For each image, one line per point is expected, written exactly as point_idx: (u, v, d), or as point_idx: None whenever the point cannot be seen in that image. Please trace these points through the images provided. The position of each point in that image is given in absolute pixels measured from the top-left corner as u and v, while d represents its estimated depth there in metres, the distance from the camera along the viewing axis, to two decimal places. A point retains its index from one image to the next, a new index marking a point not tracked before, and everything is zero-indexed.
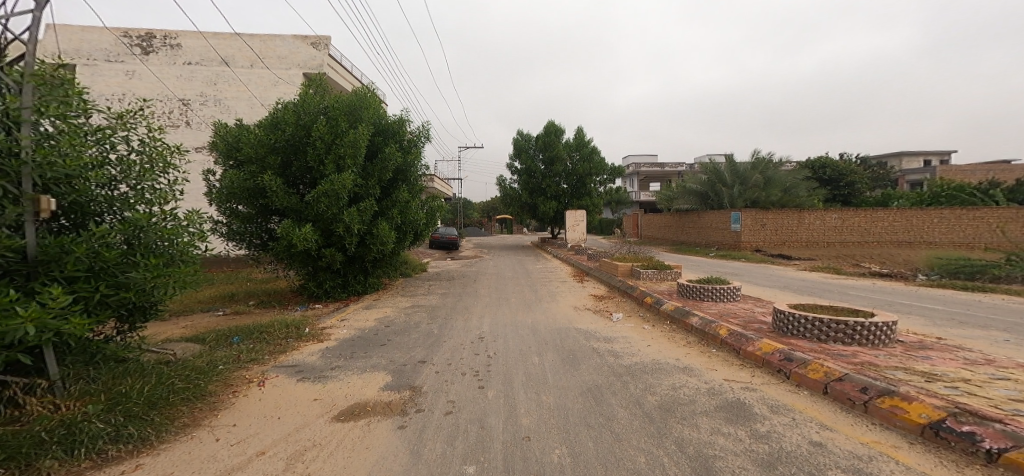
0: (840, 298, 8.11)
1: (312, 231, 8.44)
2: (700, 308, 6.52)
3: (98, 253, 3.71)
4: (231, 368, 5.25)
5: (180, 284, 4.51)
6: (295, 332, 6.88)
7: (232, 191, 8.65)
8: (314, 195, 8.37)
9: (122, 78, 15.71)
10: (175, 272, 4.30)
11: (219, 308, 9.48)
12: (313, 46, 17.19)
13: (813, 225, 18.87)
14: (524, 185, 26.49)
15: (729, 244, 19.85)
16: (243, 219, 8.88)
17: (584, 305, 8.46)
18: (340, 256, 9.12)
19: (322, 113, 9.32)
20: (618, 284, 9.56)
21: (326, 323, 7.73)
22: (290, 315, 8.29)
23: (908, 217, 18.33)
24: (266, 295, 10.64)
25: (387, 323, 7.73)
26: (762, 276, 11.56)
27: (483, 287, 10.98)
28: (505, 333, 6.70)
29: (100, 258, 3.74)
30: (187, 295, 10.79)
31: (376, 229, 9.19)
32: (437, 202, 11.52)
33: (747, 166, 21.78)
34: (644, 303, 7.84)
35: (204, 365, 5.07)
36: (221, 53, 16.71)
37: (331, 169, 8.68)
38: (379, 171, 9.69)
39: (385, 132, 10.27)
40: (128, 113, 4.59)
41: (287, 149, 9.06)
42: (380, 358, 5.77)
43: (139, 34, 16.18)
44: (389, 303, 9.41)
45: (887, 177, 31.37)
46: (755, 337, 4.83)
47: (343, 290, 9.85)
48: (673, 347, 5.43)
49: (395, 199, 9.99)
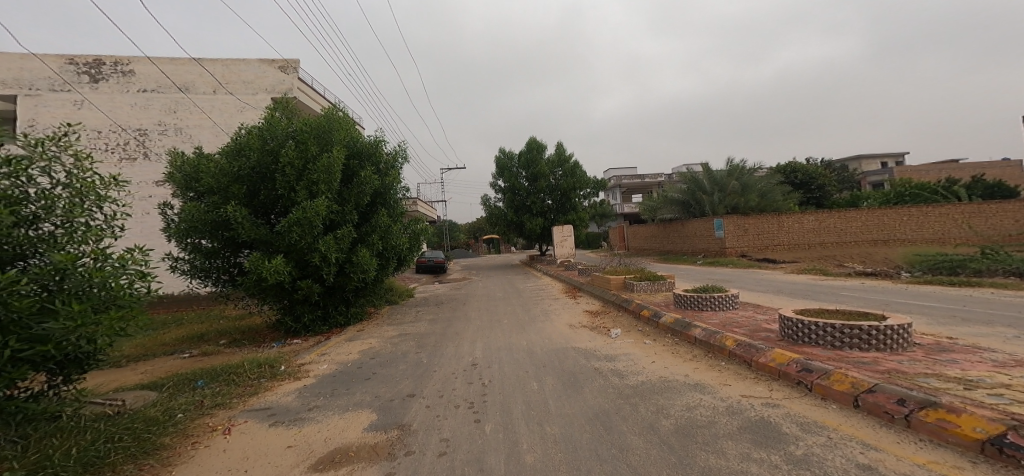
0: (835, 300, 8.03)
1: (284, 262, 7.90)
2: (701, 319, 6.25)
3: (6, 302, 3.14)
4: (192, 416, 4.69)
5: (115, 331, 3.91)
6: (268, 370, 6.31)
7: (192, 223, 8.05)
8: (285, 224, 7.85)
9: (69, 109, 14.95)
10: (107, 319, 3.72)
11: (186, 350, 8.72)
12: (280, 69, 16.76)
13: (793, 228, 19.19)
14: (509, 203, 26.23)
15: (715, 251, 19.99)
16: (205, 255, 8.23)
17: (579, 322, 8.12)
18: (319, 287, 8.58)
19: (290, 138, 8.91)
20: (612, 299, 9.29)
21: (305, 359, 7.15)
22: (267, 353, 7.67)
23: (880, 216, 18.79)
24: (239, 332, 9.92)
25: (372, 354, 7.21)
26: (752, 281, 11.49)
27: (473, 310, 10.54)
28: (500, 358, 6.29)
29: (9, 307, 3.16)
30: (150, 339, 9.99)
31: (356, 257, 8.68)
32: (419, 225, 11.12)
33: (723, 173, 22.06)
34: (640, 316, 7.56)
35: (159, 415, 4.49)
36: (181, 79, 16.11)
37: (304, 196, 8.23)
38: (355, 196, 9.26)
39: (361, 155, 9.89)
40: (52, 140, 4.10)
41: (252, 176, 8.58)
42: (364, 395, 5.28)
43: (86, 61, 15.34)
44: (375, 333, 8.85)
45: (853, 178, 32.39)
46: (766, 347, 4.59)
47: (324, 323, 9.30)
48: (680, 363, 5.13)
49: (375, 224, 9.54)
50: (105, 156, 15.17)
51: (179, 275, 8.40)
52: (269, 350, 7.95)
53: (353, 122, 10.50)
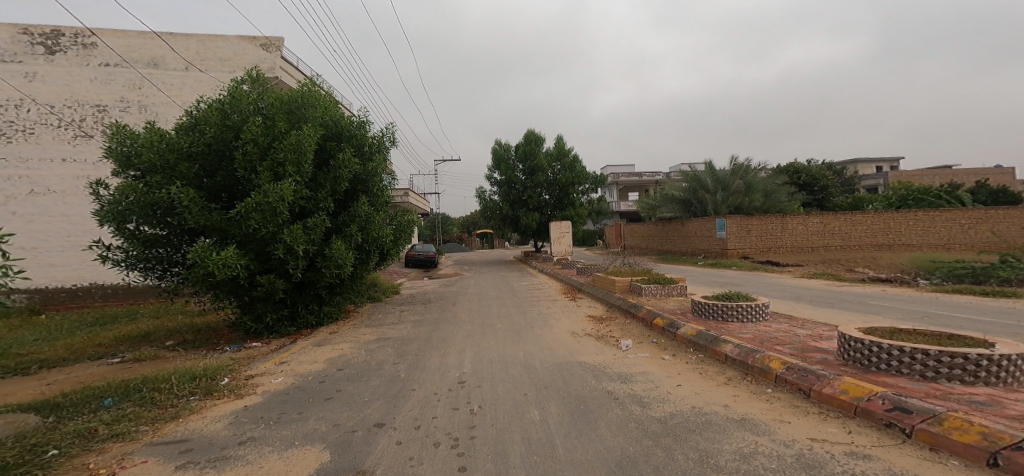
0: (869, 309, 7.14)
1: (238, 254, 6.69)
2: (729, 332, 5.28)
3: None
4: (68, 456, 3.55)
5: None
6: (204, 385, 5.16)
7: (128, 205, 6.80)
8: (241, 209, 6.63)
9: (20, 81, 13.39)
10: None
11: (121, 353, 7.52)
12: (262, 47, 15.51)
13: (797, 230, 18.50)
14: (505, 196, 25.17)
15: (716, 252, 19.21)
16: (143, 243, 6.97)
17: (582, 330, 7.10)
18: (285, 285, 7.41)
19: (257, 113, 7.70)
20: (618, 303, 8.29)
21: (258, 368, 6.01)
22: (217, 359, 6.52)
23: (886, 220, 18.19)
24: (191, 332, 8.70)
25: (340, 365, 6.09)
26: (765, 286, 10.62)
27: (461, 311, 9.47)
28: (493, 375, 5.23)
29: None
30: (88, 339, 8.76)
31: (330, 250, 7.54)
32: (407, 216, 10.03)
33: (727, 172, 21.35)
34: (653, 326, 6.57)
35: (16, 457, 3.45)
36: (149, 53, 14.69)
37: (267, 177, 7.01)
38: (332, 181, 8.11)
39: (340, 136, 8.74)
40: None
41: (206, 153, 7.36)
42: (317, 423, 4.19)
43: (43, 31, 13.79)
44: (349, 336, 7.71)
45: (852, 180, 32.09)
46: (831, 374, 3.61)
47: (291, 323, 8.14)
48: (713, 388, 4.15)
49: (354, 213, 8.41)
50: (58, 134, 13.65)
51: (113, 266, 7.16)
52: (220, 356, 6.79)
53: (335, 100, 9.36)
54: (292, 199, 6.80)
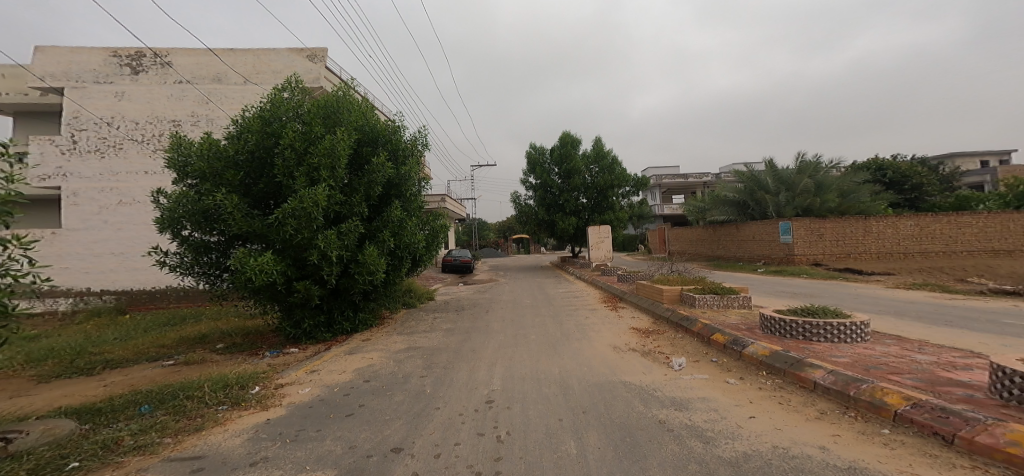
0: (998, 328, 5.76)
1: (274, 259, 6.59)
2: (812, 353, 4.28)
3: None
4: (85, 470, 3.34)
5: None
6: (233, 394, 4.97)
7: (181, 212, 6.92)
8: (277, 215, 6.54)
9: (111, 100, 14.68)
10: None
11: (174, 355, 7.65)
12: (308, 58, 16.24)
13: (883, 234, 16.25)
14: (540, 201, 24.54)
15: (780, 259, 17.34)
16: (194, 250, 7.06)
17: (626, 345, 6.28)
18: (320, 291, 7.25)
19: (296, 120, 7.68)
20: (668, 315, 7.34)
21: (289, 377, 5.79)
22: (253, 366, 6.40)
23: (1004, 221, 15.59)
24: (241, 335, 8.79)
25: (367, 377, 5.73)
26: (850, 297, 9.17)
27: (498, 320, 8.90)
28: (526, 395, 4.61)
29: None
30: (150, 340, 9.14)
31: (363, 256, 7.32)
32: (440, 221, 9.70)
33: (793, 171, 19.36)
34: (711, 342, 5.62)
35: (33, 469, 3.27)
36: (214, 70, 15.64)
37: (303, 182, 6.89)
38: (366, 186, 7.92)
39: (376, 141, 8.59)
40: None
41: (249, 160, 7.39)
42: (333, 444, 3.76)
43: (129, 54, 15.11)
44: (380, 345, 7.42)
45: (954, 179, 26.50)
46: (988, 417, 2.61)
47: (328, 330, 8.01)
48: (799, 422, 3.21)
49: (387, 218, 8.16)
50: (142, 149, 14.79)
51: (169, 272, 7.31)
52: (257, 362, 6.69)
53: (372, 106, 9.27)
54: (326, 204, 6.64)
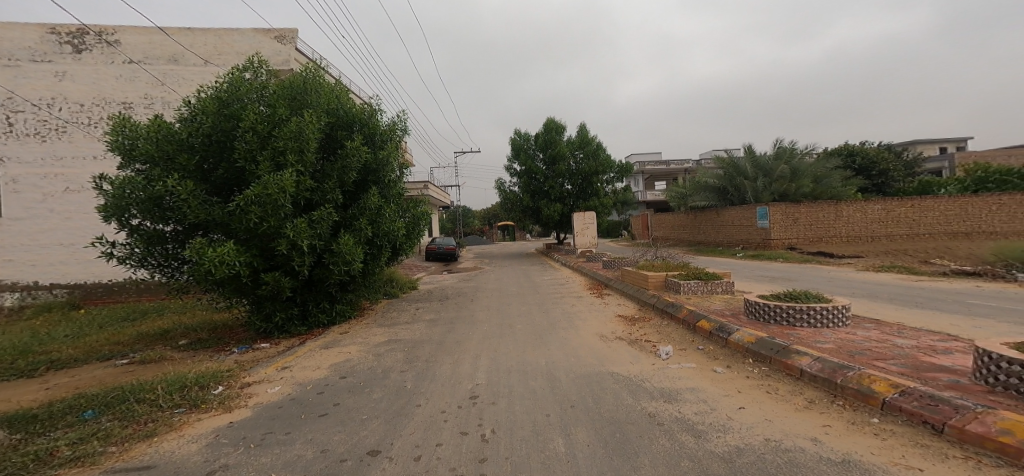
0: (967, 309, 5.92)
1: (237, 250, 6.19)
2: (799, 338, 4.28)
3: None
4: None
5: None
6: (193, 396, 4.65)
7: (129, 200, 6.41)
8: (239, 202, 6.12)
9: (51, 80, 13.56)
10: None
11: (131, 353, 7.17)
12: (277, 40, 15.71)
13: (853, 218, 16.76)
14: (525, 187, 24.29)
15: (757, 243, 17.67)
16: (146, 240, 6.55)
17: (613, 333, 6.23)
18: (292, 284, 6.90)
19: (260, 102, 7.21)
20: (653, 302, 7.32)
21: (257, 375, 5.48)
22: (219, 363, 6.05)
23: (963, 205, 16.25)
24: (206, 330, 8.31)
25: (343, 373, 5.48)
26: (824, 280, 9.37)
27: (481, 309, 8.75)
28: (512, 390, 4.47)
29: None
30: (104, 337, 8.57)
31: (338, 245, 6.99)
32: (421, 208, 9.39)
33: (770, 157, 19.68)
34: (698, 329, 5.64)
35: None
36: (170, 50, 14.70)
37: (268, 168, 6.48)
38: (339, 171, 7.53)
39: (350, 124, 8.17)
40: None
41: (206, 144, 6.90)
42: (303, 448, 3.53)
43: (69, 31, 13.97)
44: (359, 338, 7.16)
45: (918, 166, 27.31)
46: (978, 405, 2.58)
47: (302, 323, 7.67)
48: (790, 413, 3.18)
49: (364, 205, 7.82)
50: (89, 131, 13.80)
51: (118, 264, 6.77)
52: (222, 359, 6.33)
53: (344, 88, 8.81)
54: (294, 190, 6.26)
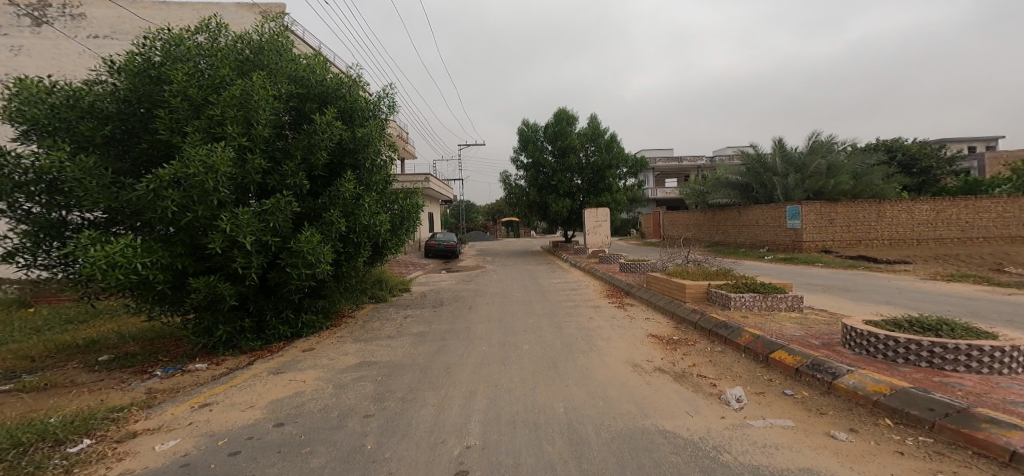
0: None
1: (147, 247, 4.72)
2: (976, 398, 2.79)
3: None
4: None
5: None
6: (25, 461, 3.03)
7: (15, 182, 4.96)
8: (150, 183, 4.63)
9: (4, 55, 12.14)
10: None
11: (22, 376, 5.56)
12: (262, 14, 14.32)
13: (897, 219, 15.17)
14: (532, 180, 22.77)
15: (786, 245, 16.10)
16: (35, 230, 5.08)
17: (654, 363, 4.70)
18: (236, 291, 5.41)
19: (202, 63, 5.73)
20: (695, 319, 5.79)
21: (155, 419, 3.93)
22: (121, 397, 4.50)
23: (1021, 207, 14.72)
24: (139, 342, 6.77)
25: (280, 417, 3.94)
26: (892, 291, 7.88)
27: (481, 320, 7.25)
28: (522, 466, 2.93)
29: None
30: (4, 350, 6.91)
31: (298, 241, 5.49)
32: (412, 200, 7.91)
33: (805, 152, 17.84)
34: (775, 362, 4.11)
35: None
36: (140, 25, 13.25)
37: (199, 140, 5.01)
38: (304, 151, 6.06)
39: (325, 97, 6.72)
40: None
41: (127, 112, 5.49)
42: None
43: (30, 3, 12.62)
44: (325, 358, 5.64)
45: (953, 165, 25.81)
46: None
47: (257, 337, 6.13)
48: None
49: (336, 194, 6.30)
50: None
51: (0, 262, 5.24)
52: (132, 388, 4.81)
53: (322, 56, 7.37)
54: (230, 170, 4.80)
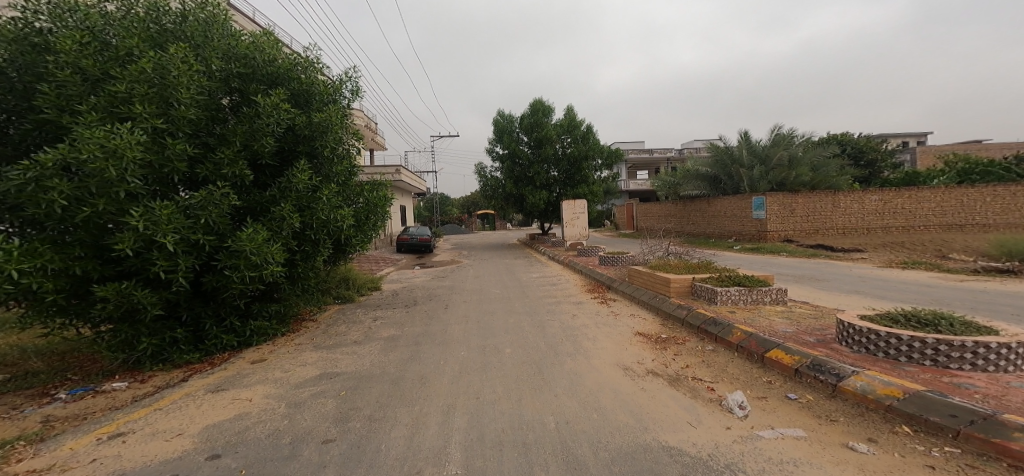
0: None
1: (31, 248, 4.07)
2: (997, 402, 2.63)
3: None
4: None
5: None
6: None
7: None
8: (31, 170, 4.02)
9: None
10: None
11: None
12: None
13: (850, 209, 15.89)
14: (507, 173, 22.23)
15: (752, 235, 16.60)
16: None
17: (646, 365, 4.42)
18: (159, 300, 4.74)
19: (104, 34, 5.17)
20: (681, 315, 5.58)
21: (48, 457, 3.22)
22: (7, 430, 3.73)
23: (958, 196, 15.70)
24: (45, 360, 5.75)
25: (213, 447, 3.33)
26: (862, 280, 8.03)
27: (456, 320, 6.79)
28: None
29: None
30: None
31: (242, 240, 4.82)
32: (380, 192, 7.31)
33: (767, 144, 18.58)
34: (772, 362, 3.92)
35: None
36: None
37: (98, 120, 4.43)
38: (247, 138, 5.35)
39: (275, 79, 6.04)
40: None
41: (4, 87, 4.86)
42: None
43: None
44: (278, 370, 5.00)
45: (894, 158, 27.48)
46: None
47: (194, 348, 5.40)
48: None
49: (289, 187, 5.62)
50: None
51: None
52: (24, 417, 4.02)
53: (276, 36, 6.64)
54: (139, 156, 4.27)
